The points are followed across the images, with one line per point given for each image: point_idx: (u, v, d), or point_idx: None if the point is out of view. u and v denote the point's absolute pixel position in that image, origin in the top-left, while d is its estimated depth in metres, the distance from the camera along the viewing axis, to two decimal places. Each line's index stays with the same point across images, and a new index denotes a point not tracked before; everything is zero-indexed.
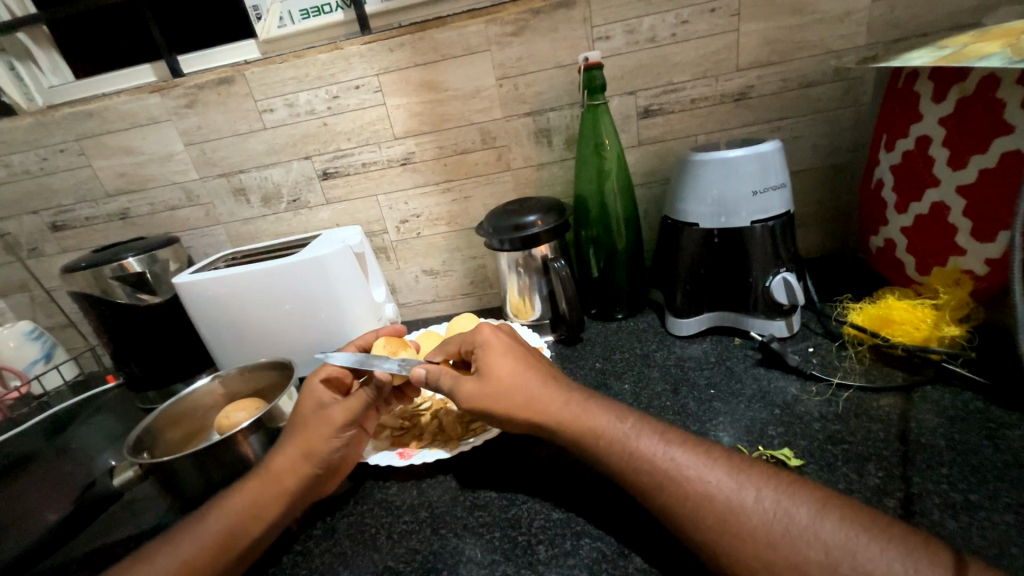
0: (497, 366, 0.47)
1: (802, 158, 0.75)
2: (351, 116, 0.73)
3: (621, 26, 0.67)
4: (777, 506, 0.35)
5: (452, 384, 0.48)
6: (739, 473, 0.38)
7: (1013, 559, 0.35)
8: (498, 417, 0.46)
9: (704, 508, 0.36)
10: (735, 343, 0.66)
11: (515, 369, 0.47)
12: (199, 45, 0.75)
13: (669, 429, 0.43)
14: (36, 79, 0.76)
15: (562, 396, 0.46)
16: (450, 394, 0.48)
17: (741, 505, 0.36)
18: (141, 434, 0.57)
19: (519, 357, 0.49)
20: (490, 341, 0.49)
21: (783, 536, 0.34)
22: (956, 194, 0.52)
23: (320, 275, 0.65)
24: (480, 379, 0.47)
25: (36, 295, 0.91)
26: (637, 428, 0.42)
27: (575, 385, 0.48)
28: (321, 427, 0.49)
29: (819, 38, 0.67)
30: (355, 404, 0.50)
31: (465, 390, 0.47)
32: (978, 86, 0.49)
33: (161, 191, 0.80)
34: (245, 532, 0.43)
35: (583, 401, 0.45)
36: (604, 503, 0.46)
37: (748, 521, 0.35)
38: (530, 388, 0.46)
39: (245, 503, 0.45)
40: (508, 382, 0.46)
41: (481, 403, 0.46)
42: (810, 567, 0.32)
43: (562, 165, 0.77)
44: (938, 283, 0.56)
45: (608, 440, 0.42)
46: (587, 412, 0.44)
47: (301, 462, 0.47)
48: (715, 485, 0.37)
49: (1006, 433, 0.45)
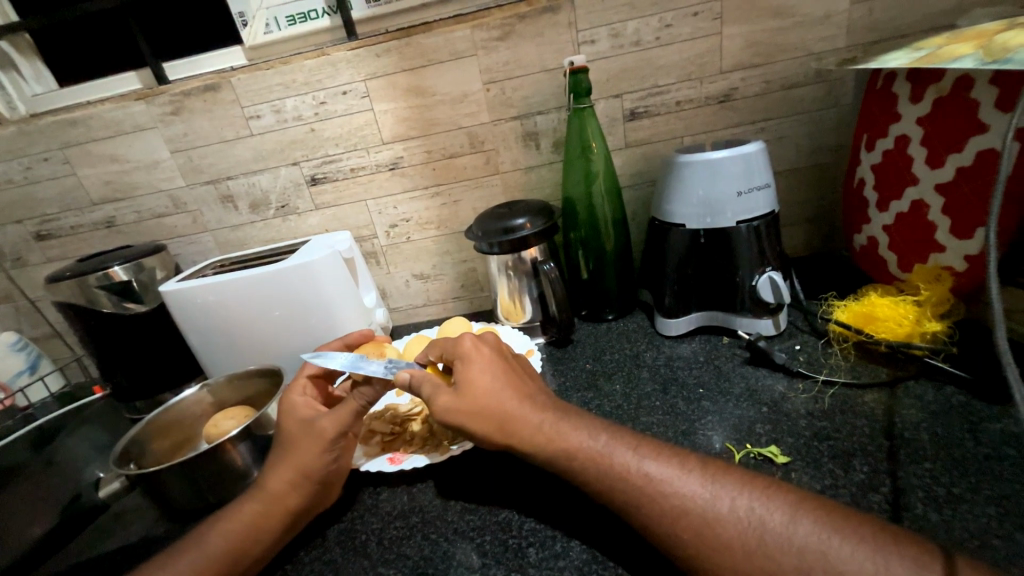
0: (476, 380, 0.46)
1: (787, 158, 0.76)
2: (338, 121, 0.73)
3: (606, 29, 0.68)
4: (752, 514, 0.36)
5: (432, 392, 0.46)
6: (713, 481, 0.38)
7: (994, 550, 0.36)
8: (475, 436, 0.45)
9: (681, 523, 0.36)
10: (724, 342, 0.66)
11: (493, 384, 0.46)
12: (184, 51, 0.75)
13: (644, 441, 0.43)
14: (19, 87, 0.75)
15: (538, 415, 0.45)
16: (427, 402, 0.46)
17: (716, 516, 0.36)
18: (127, 445, 0.57)
19: (499, 368, 0.48)
20: (469, 354, 0.48)
21: (758, 544, 0.34)
22: (934, 192, 0.53)
23: (309, 280, 0.64)
24: (459, 394, 0.45)
25: (20, 305, 0.89)
26: (612, 444, 0.42)
27: (550, 402, 0.48)
28: (314, 444, 0.48)
29: (800, 40, 0.68)
30: (345, 413, 0.49)
31: (443, 402, 0.45)
32: (952, 86, 0.50)
33: (148, 199, 0.79)
34: (246, 552, 0.43)
35: (556, 420, 0.45)
36: (580, 515, 0.45)
37: (723, 532, 0.35)
38: (506, 404, 0.45)
39: (245, 524, 0.44)
40: (485, 397, 0.45)
41: (461, 418, 0.44)
42: (785, 573, 0.33)
43: (550, 168, 0.77)
44: (920, 279, 0.57)
45: (583, 459, 0.42)
46: (559, 433, 0.43)
47: (296, 478, 0.46)
48: (690, 496, 0.37)
49: (988, 426, 0.46)
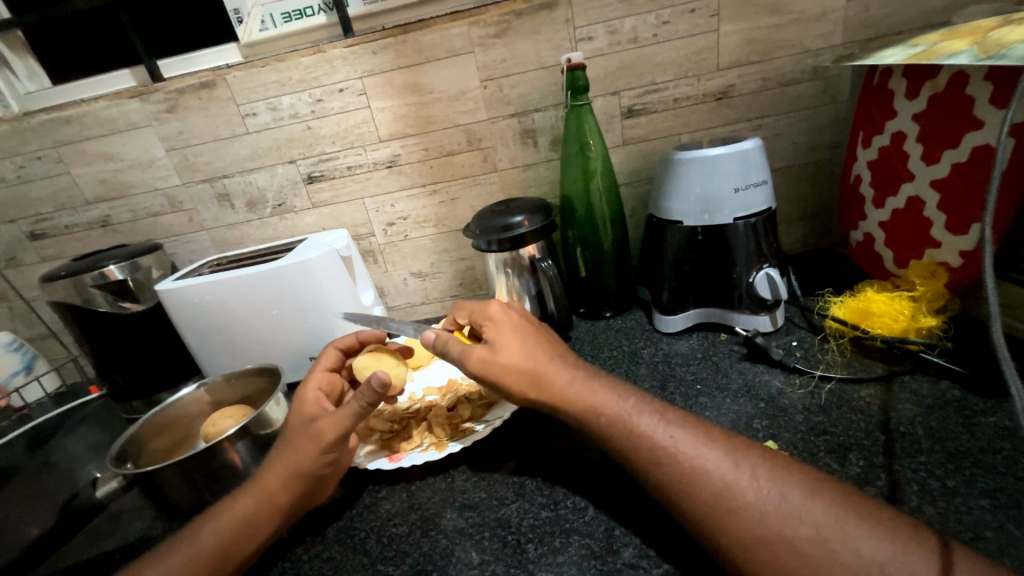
0: (508, 339, 0.48)
1: (783, 156, 0.76)
2: (335, 119, 0.73)
3: (603, 26, 0.68)
4: (769, 484, 0.36)
5: (461, 350, 0.48)
6: (734, 452, 0.39)
7: (988, 542, 0.36)
8: (508, 391, 0.47)
9: (699, 484, 0.37)
10: (722, 338, 0.67)
11: (524, 345, 0.48)
12: (179, 49, 0.74)
13: (670, 409, 0.43)
14: (10, 85, 0.74)
15: (569, 373, 0.46)
16: (458, 361, 0.48)
17: (734, 481, 0.36)
18: (124, 445, 0.57)
19: (529, 333, 0.50)
20: (499, 318, 0.51)
21: (774, 511, 0.35)
22: (931, 188, 0.53)
23: (307, 279, 0.64)
24: (492, 350, 0.48)
25: (15, 305, 0.89)
26: (638, 407, 0.43)
27: (582, 364, 0.49)
28: (310, 445, 0.47)
29: (796, 37, 0.68)
30: (344, 417, 0.47)
31: (475, 356, 0.47)
32: (948, 83, 0.50)
33: (143, 198, 0.79)
34: (238, 549, 0.43)
35: (589, 378, 0.46)
36: (597, 495, 0.46)
37: (741, 497, 0.35)
38: (538, 361, 0.47)
39: (236, 522, 0.44)
40: (517, 354, 0.47)
41: (492, 374, 0.47)
42: (800, 541, 0.33)
43: (548, 165, 0.77)
44: (915, 275, 0.57)
45: (610, 417, 0.42)
46: (588, 391, 0.45)
47: (287, 478, 0.46)
48: (711, 462, 0.38)
49: (982, 420, 0.46)
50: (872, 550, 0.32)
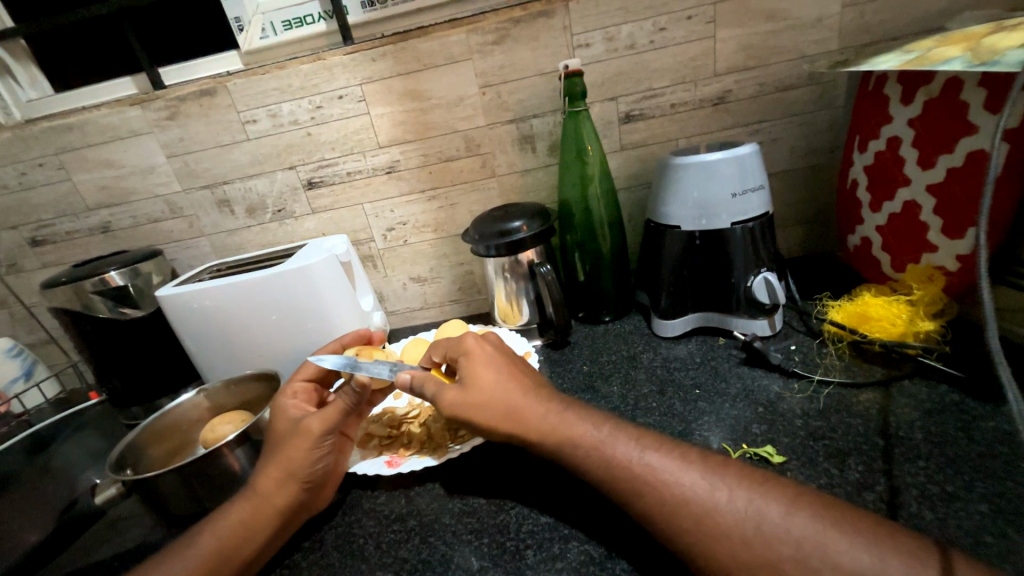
0: (480, 375, 0.48)
1: (780, 160, 0.77)
2: (335, 125, 0.74)
3: (601, 33, 0.68)
4: (749, 505, 0.36)
5: (435, 390, 0.48)
6: (712, 474, 0.39)
7: (988, 547, 0.36)
8: (484, 427, 0.46)
9: (679, 512, 0.37)
10: (720, 343, 0.67)
11: (497, 378, 0.48)
12: (180, 56, 0.75)
13: (645, 434, 0.43)
14: (14, 93, 0.75)
15: (543, 405, 0.46)
16: (433, 400, 0.48)
17: (714, 506, 0.36)
18: (123, 451, 0.57)
19: (502, 364, 0.50)
20: (473, 351, 0.50)
21: (756, 534, 0.34)
22: (927, 193, 0.54)
23: (306, 285, 0.64)
24: (464, 389, 0.47)
25: (15, 311, 0.89)
26: (614, 435, 0.43)
27: (557, 395, 0.49)
28: (300, 442, 0.48)
29: (792, 43, 0.69)
30: (331, 413, 0.49)
31: (447, 398, 0.47)
32: (943, 88, 0.50)
33: (144, 204, 0.79)
34: (237, 554, 0.43)
35: (561, 410, 0.46)
36: (588, 507, 0.46)
37: (722, 522, 0.35)
38: (511, 396, 0.47)
39: (232, 527, 0.44)
40: (490, 390, 0.47)
41: (464, 411, 0.46)
42: (782, 562, 0.33)
43: (546, 171, 0.78)
44: (913, 280, 0.57)
45: (586, 449, 0.42)
46: (564, 423, 0.45)
47: (283, 480, 0.46)
48: (689, 487, 0.38)
49: (981, 424, 0.46)
50: (856, 553, 0.32)
